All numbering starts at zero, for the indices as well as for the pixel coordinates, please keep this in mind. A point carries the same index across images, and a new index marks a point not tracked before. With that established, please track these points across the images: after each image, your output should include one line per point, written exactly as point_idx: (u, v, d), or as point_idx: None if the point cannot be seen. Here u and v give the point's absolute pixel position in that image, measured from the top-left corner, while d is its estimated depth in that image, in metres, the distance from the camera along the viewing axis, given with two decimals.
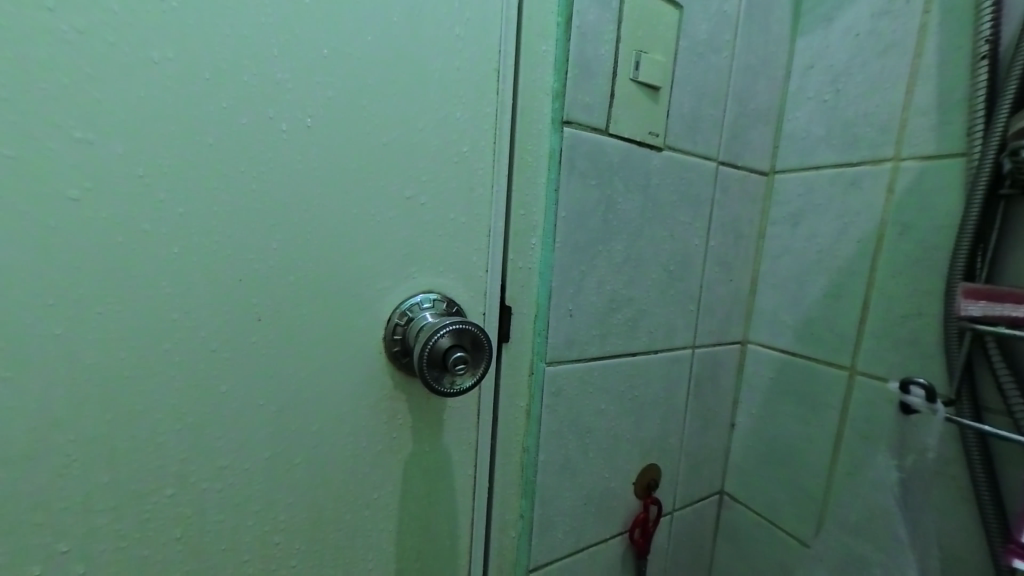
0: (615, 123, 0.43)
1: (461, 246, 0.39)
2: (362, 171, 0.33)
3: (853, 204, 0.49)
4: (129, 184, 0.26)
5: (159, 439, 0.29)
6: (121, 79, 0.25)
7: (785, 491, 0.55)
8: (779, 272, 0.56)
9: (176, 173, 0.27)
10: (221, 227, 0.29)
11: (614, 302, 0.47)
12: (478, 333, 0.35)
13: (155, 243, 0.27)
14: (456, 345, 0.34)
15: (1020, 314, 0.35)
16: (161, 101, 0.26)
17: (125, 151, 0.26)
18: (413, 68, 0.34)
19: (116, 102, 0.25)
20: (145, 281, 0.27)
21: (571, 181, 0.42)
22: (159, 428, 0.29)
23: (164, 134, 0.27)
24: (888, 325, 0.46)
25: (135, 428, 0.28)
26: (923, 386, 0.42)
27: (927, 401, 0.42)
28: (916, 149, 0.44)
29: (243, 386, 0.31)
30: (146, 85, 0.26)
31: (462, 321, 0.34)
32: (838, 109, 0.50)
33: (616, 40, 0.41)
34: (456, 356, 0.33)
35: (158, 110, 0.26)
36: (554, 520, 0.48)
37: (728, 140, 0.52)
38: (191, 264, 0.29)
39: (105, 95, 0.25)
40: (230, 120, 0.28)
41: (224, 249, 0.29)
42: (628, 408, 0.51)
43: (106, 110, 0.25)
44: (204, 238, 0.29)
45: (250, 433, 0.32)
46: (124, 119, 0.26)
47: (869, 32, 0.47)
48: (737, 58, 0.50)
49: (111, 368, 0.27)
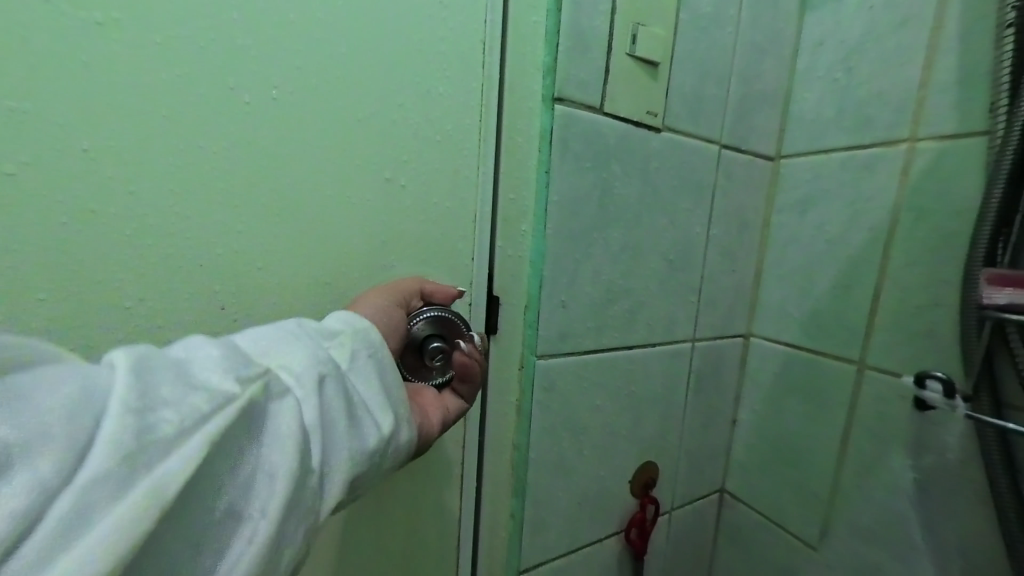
0: (613, 101, 0.40)
1: (445, 232, 0.36)
2: (334, 150, 0.31)
3: (864, 190, 0.46)
4: (70, 157, 0.25)
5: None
6: (59, 38, 0.23)
7: (790, 490, 0.53)
8: (785, 262, 0.53)
9: (124, 146, 0.26)
10: (179, 207, 0.27)
11: (611, 293, 0.45)
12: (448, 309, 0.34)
13: (103, 220, 0.26)
14: (432, 335, 0.33)
15: None
16: (106, 66, 0.25)
17: (68, 122, 0.24)
18: (391, 37, 0.32)
19: (54, 66, 0.24)
20: (93, 262, 0.26)
21: (564, 164, 0.39)
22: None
23: (111, 102, 0.25)
24: (900, 317, 0.44)
25: None
26: (940, 379, 0.40)
27: (944, 397, 0.39)
28: (934, 129, 0.41)
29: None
30: (89, 46, 0.24)
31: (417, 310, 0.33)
32: (849, 88, 0.47)
33: (612, 12, 0.38)
34: (432, 346, 0.33)
35: (104, 76, 0.25)
36: (547, 519, 0.46)
37: (731, 122, 0.49)
38: (142, 245, 0.27)
39: (40, 56, 0.23)
40: (185, 88, 0.26)
41: (179, 230, 0.28)
42: (625, 403, 0.48)
43: (45, 74, 0.23)
44: (159, 219, 0.27)
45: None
46: (67, 86, 0.24)
47: (883, 4, 0.44)
48: (742, 35, 0.47)
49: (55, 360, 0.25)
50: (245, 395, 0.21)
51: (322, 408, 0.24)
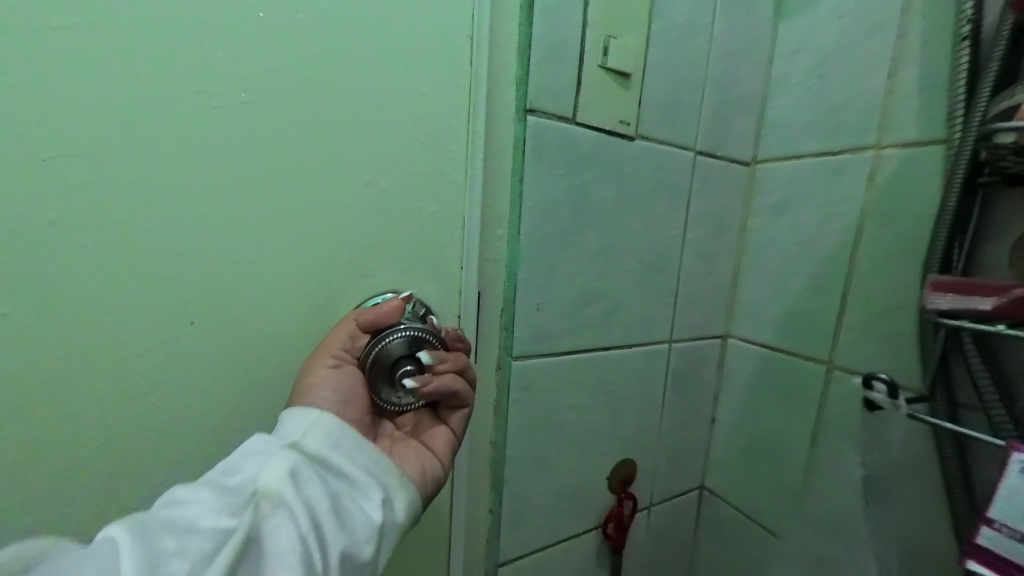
0: (585, 111, 0.41)
1: (421, 239, 0.38)
2: (310, 160, 0.32)
3: (834, 195, 0.47)
4: (44, 168, 0.25)
5: (87, 436, 0.28)
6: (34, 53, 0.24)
7: (765, 487, 0.54)
8: (761, 264, 0.54)
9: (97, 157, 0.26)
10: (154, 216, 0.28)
11: (586, 295, 0.46)
12: (409, 324, 0.35)
13: (76, 230, 0.26)
14: (404, 356, 0.35)
15: (988, 308, 0.32)
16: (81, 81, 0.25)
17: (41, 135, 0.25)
18: (365, 53, 0.33)
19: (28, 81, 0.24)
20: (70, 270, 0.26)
21: (537, 172, 0.41)
22: (91, 431, 0.28)
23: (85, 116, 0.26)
24: (867, 319, 0.45)
25: (60, 421, 0.27)
26: (885, 381, 0.41)
27: (889, 397, 0.41)
28: (897, 136, 0.42)
29: (177, 383, 0.30)
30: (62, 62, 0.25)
31: (377, 342, 0.34)
32: (820, 95, 0.48)
33: (583, 25, 0.40)
34: (403, 368, 0.34)
35: (76, 89, 0.25)
36: (525, 514, 0.47)
37: (707, 129, 0.50)
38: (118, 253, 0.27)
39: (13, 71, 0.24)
40: (159, 101, 0.27)
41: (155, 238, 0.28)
42: (601, 402, 0.50)
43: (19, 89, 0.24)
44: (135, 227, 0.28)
45: (189, 430, 0.31)
46: (40, 100, 0.25)
47: (852, 13, 0.45)
48: (715, 43, 0.48)
49: (34, 368, 0.26)
50: (240, 526, 0.24)
51: (305, 521, 0.26)
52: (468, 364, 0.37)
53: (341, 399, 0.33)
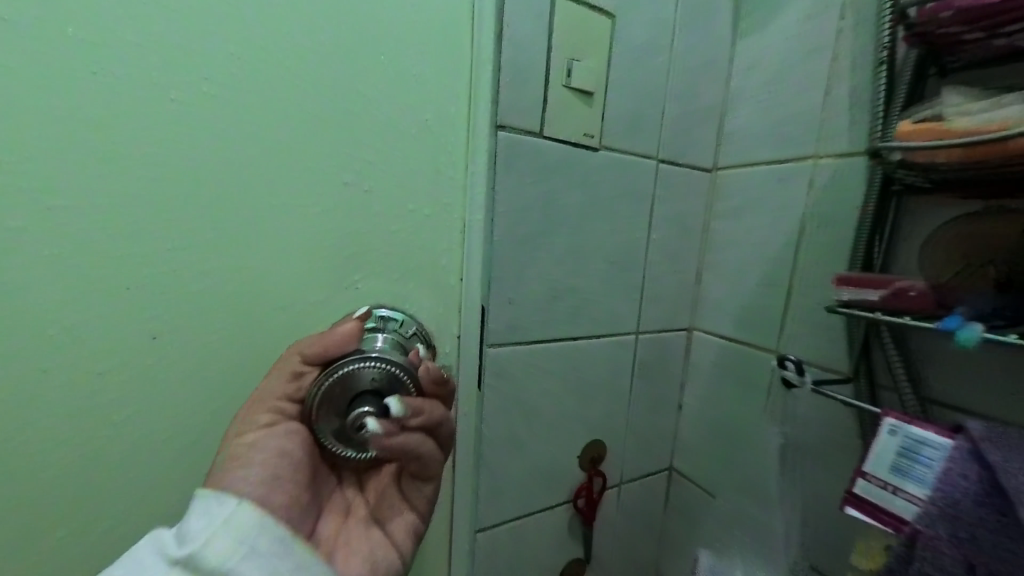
0: (551, 126, 0.47)
1: (403, 240, 0.43)
2: (305, 173, 0.38)
3: (782, 200, 0.52)
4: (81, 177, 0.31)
5: (115, 395, 0.34)
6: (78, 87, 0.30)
7: (726, 466, 0.59)
8: (721, 263, 0.59)
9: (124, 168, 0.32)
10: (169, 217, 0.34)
11: (556, 291, 0.51)
12: (369, 355, 0.35)
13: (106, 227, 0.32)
14: (362, 393, 0.35)
15: (877, 299, 0.37)
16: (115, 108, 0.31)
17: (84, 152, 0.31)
18: (356, 81, 0.39)
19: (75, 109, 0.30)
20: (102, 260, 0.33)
21: (508, 180, 0.46)
22: (120, 392, 0.34)
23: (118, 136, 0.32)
24: (809, 312, 0.49)
25: (95, 383, 0.33)
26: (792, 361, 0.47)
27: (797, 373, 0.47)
28: (833, 147, 0.47)
29: (191, 355, 0.36)
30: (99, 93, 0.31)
31: (325, 378, 0.34)
32: (770, 109, 0.53)
33: (548, 50, 0.45)
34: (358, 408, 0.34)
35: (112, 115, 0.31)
36: (500, 487, 0.52)
37: (668, 139, 0.55)
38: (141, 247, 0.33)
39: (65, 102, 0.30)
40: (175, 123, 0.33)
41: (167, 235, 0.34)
42: (572, 387, 0.55)
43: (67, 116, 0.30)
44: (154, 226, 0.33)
45: (200, 396, 0.37)
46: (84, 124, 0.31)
47: (797, 35, 0.50)
48: (675, 61, 0.53)
49: (80, 335, 0.33)
50: None
51: None
52: (444, 417, 0.38)
53: (272, 474, 0.34)
